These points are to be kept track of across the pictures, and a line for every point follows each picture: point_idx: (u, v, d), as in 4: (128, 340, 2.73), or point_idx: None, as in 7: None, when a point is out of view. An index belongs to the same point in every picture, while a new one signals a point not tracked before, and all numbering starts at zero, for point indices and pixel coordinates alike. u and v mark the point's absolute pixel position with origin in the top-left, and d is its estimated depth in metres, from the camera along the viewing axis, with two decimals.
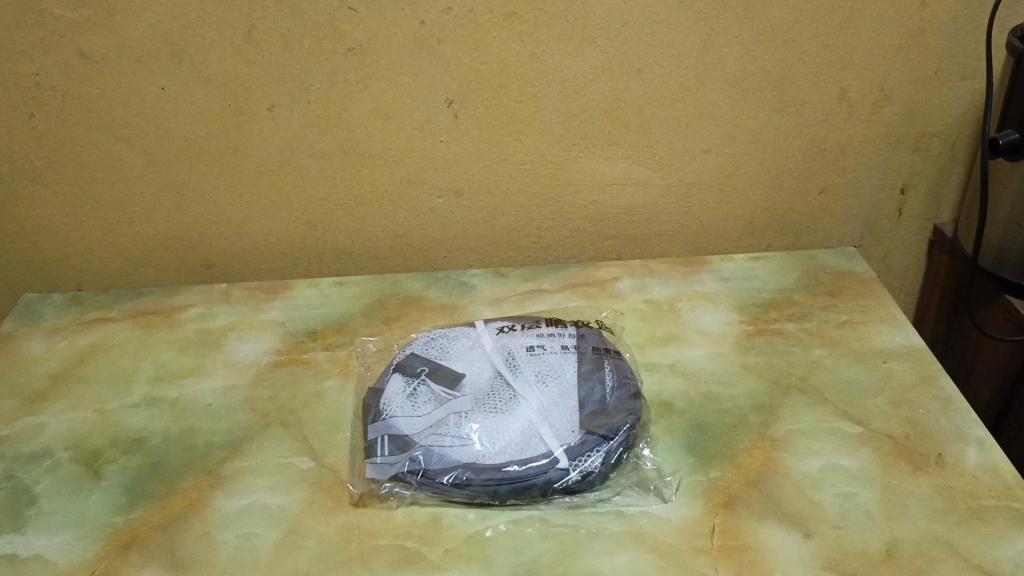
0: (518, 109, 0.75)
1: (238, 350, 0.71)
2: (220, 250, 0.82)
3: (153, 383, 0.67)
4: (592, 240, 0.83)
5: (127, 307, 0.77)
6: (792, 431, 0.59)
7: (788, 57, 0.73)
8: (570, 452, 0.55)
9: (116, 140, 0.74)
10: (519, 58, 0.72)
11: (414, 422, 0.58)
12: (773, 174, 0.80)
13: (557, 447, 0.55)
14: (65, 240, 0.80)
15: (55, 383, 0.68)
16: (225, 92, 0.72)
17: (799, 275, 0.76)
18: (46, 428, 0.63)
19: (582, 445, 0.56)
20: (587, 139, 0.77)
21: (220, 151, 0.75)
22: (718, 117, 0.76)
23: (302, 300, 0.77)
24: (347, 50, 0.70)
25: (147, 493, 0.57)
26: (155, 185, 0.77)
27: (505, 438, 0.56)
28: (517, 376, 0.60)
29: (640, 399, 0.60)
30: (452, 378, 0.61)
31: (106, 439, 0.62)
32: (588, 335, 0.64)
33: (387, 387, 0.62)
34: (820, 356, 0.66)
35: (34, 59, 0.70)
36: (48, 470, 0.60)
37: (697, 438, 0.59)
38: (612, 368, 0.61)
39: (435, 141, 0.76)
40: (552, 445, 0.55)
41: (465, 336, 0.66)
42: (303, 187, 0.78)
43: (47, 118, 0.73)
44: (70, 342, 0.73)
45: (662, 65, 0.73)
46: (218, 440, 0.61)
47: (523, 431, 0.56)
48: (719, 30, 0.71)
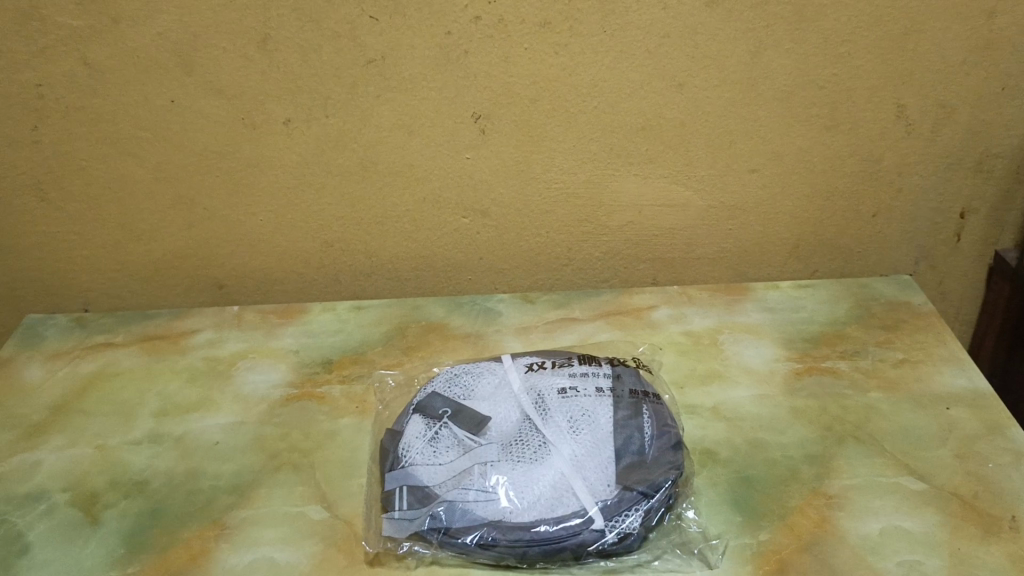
0: (550, 125, 0.70)
1: (248, 381, 0.66)
2: (233, 271, 0.77)
3: (159, 417, 0.63)
4: (625, 264, 0.78)
5: (134, 330, 0.73)
6: (848, 486, 0.54)
7: (843, 71, 0.68)
8: (605, 511, 0.50)
9: (124, 154, 0.70)
10: (552, 71, 0.67)
11: (435, 472, 0.54)
12: (822, 195, 0.75)
13: (591, 505, 0.51)
14: (71, 258, 0.76)
15: (54, 415, 0.64)
16: (238, 105, 0.68)
17: (850, 306, 0.71)
18: (43, 466, 0.59)
19: (619, 503, 0.51)
20: (623, 157, 0.72)
21: (233, 167, 0.71)
22: (764, 135, 0.71)
23: (317, 326, 0.72)
24: (368, 61, 0.66)
25: (146, 544, 0.53)
26: (165, 202, 0.73)
27: (534, 494, 0.51)
28: (547, 422, 0.55)
29: (682, 449, 0.55)
30: (477, 422, 0.57)
31: (106, 480, 0.58)
32: (625, 376, 0.59)
33: (406, 429, 0.57)
34: (877, 400, 0.61)
35: (37, 69, 0.65)
36: (43, 515, 0.55)
37: (744, 492, 0.53)
38: (650, 414, 0.57)
39: (460, 158, 0.71)
40: (586, 502, 0.51)
41: (490, 373, 0.61)
42: (321, 206, 0.73)
43: (50, 132, 0.69)
44: (72, 369, 0.69)
45: (705, 79, 0.68)
46: (224, 484, 0.57)
47: (554, 486, 0.52)
48: (768, 42, 0.66)
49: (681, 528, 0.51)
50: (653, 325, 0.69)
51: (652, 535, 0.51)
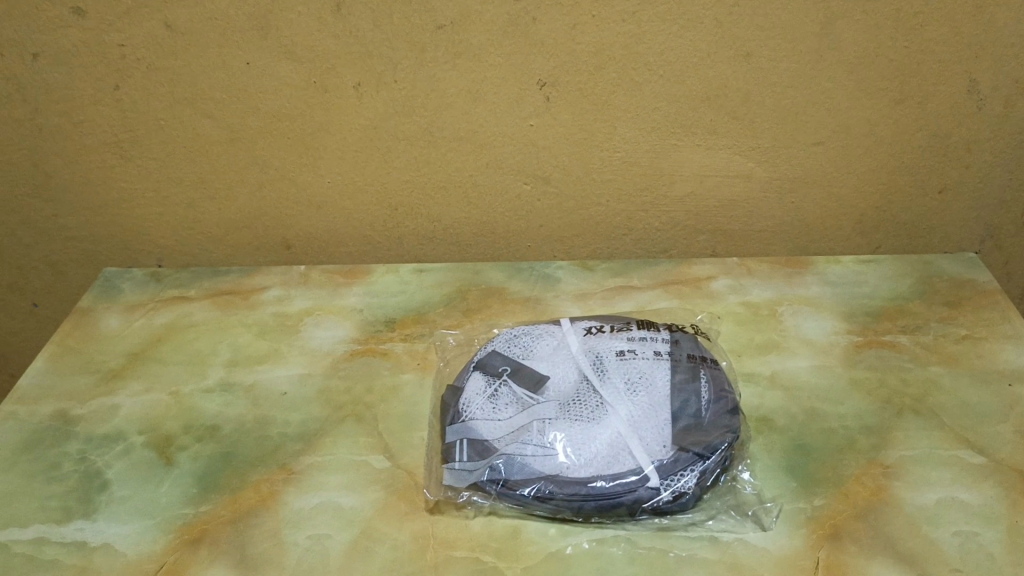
0: (615, 93, 0.70)
1: (314, 337, 0.69)
2: (300, 231, 0.80)
3: (229, 367, 0.66)
4: (685, 235, 0.79)
5: (205, 285, 0.76)
6: (905, 457, 0.54)
7: (915, 43, 0.67)
8: (661, 470, 0.51)
9: (200, 115, 0.72)
10: (619, 39, 0.67)
11: (494, 427, 0.55)
12: (887, 170, 0.74)
13: (647, 464, 0.52)
14: (147, 215, 0.79)
15: (132, 363, 0.67)
16: (311, 68, 0.69)
17: (913, 282, 0.70)
18: (121, 409, 0.63)
19: (675, 463, 0.52)
20: (687, 127, 0.72)
21: (303, 129, 0.73)
22: (831, 108, 0.71)
23: (381, 287, 0.74)
24: (437, 27, 0.67)
25: (218, 484, 0.55)
26: (238, 162, 0.75)
27: (591, 451, 0.53)
28: (605, 383, 0.56)
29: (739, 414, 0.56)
30: (535, 381, 0.58)
31: (180, 424, 0.61)
32: (683, 341, 0.60)
33: (467, 385, 0.59)
34: (937, 374, 0.60)
35: (120, 30, 0.68)
36: (122, 454, 0.58)
37: (800, 459, 0.54)
38: (708, 379, 0.57)
39: (525, 125, 0.72)
40: (642, 461, 0.52)
41: (550, 335, 0.62)
42: (387, 169, 0.75)
43: (131, 91, 0.71)
44: (148, 320, 0.72)
45: (773, 49, 0.67)
46: (292, 432, 0.59)
47: (610, 444, 0.53)
48: (840, 12, 0.65)
49: (737, 489, 0.52)
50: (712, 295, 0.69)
51: (707, 495, 0.52)
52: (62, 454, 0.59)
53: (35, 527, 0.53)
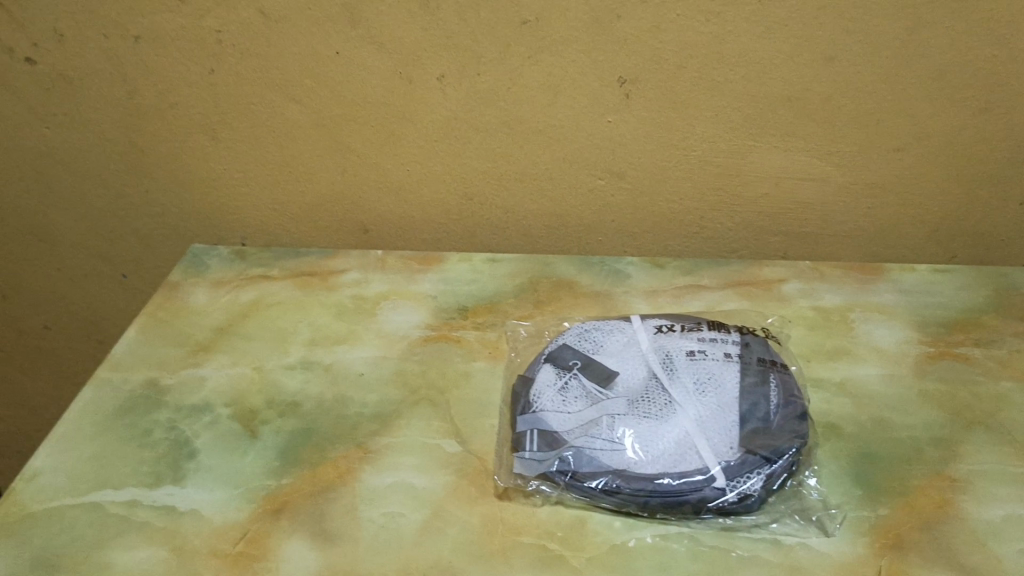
0: (694, 93, 0.71)
1: (390, 320, 0.71)
2: (378, 216, 0.82)
3: (309, 346, 0.69)
4: (756, 235, 0.79)
5: (287, 266, 0.79)
6: (972, 471, 0.54)
7: (1005, 52, 0.66)
8: (728, 470, 0.52)
9: (289, 100, 0.75)
10: (701, 39, 0.68)
11: (564, 419, 0.57)
12: (968, 179, 0.73)
13: (714, 463, 0.53)
14: (233, 195, 0.82)
15: (217, 337, 0.71)
16: (397, 59, 0.71)
17: (989, 295, 0.70)
18: (207, 382, 0.66)
19: (742, 465, 0.53)
20: (765, 129, 0.72)
21: (386, 118, 0.75)
22: (914, 114, 0.70)
23: (454, 275, 0.76)
24: (522, 22, 0.68)
25: (298, 459, 0.58)
26: (322, 147, 0.78)
27: (659, 448, 0.54)
28: (674, 381, 0.58)
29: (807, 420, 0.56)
30: (605, 376, 0.59)
31: (262, 399, 0.64)
32: (754, 344, 0.61)
33: (538, 377, 0.60)
34: (1010, 390, 0.60)
35: (218, 17, 0.71)
36: (208, 425, 0.62)
37: (865, 467, 0.54)
38: (777, 384, 0.58)
39: (602, 121, 0.73)
40: (709, 460, 0.53)
41: (620, 331, 0.64)
42: (465, 159, 0.77)
43: (225, 75, 0.74)
44: (233, 296, 0.75)
45: (858, 54, 0.67)
46: (368, 412, 0.62)
47: (678, 442, 0.54)
48: (929, 19, 0.65)
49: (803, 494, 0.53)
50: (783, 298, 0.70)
51: (773, 498, 0.53)
52: (153, 421, 0.62)
53: (128, 489, 0.57)
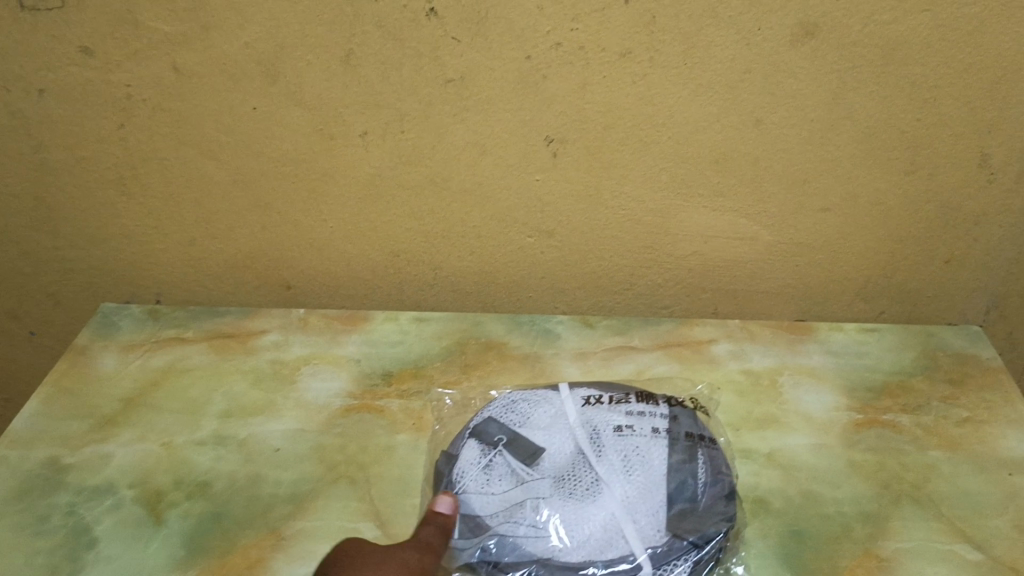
0: (623, 153, 0.70)
1: (310, 388, 0.68)
2: (301, 274, 0.79)
3: (223, 419, 0.65)
4: (688, 292, 0.78)
5: (203, 327, 0.75)
6: (901, 549, 0.53)
7: (928, 115, 0.66)
8: (655, 558, 0.51)
9: (204, 156, 0.72)
10: (629, 101, 0.67)
11: (487, 502, 0.54)
12: (895, 239, 0.74)
13: (641, 550, 0.51)
14: (148, 251, 0.79)
15: (125, 408, 0.67)
16: (318, 116, 0.69)
17: (916, 356, 0.70)
18: (113, 460, 0.62)
19: (668, 551, 0.51)
20: (694, 189, 0.71)
21: (308, 174, 0.72)
22: (840, 175, 0.70)
23: (379, 336, 0.74)
24: (446, 80, 0.66)
25: (207, 547, 0.55)
26: (240, 204, 0.75)
27: (585, 532, 0.52)
28: (601, 459, 0.56)
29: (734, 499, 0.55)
30: (531, 453, 0.57)
31: (171, 479, 0.60)
32: (681, 417, 0.59)
33: (461, 455, 0.58)
34: (937, 459, 0.60)
35: (127, 71, 0.67)
36: (111, 509, 0.58)
37: (794, 547, 0.53)
38: (705, 460, 0.56)
39: (531, 180, 0.71)
40: (635, 545, 0.51)
41: (547, 402, 0.61)
42: (391, 217, 0.75)
43: (136, 130, 0.71)
44: (143, 362, 0.72)
45: (784, 116, 0.67)
46: (283, 493, 0.59)
47: (603, 526, 0.52)
48: (853, 83, 0.65)
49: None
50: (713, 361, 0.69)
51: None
52: (51, 505, 0.58)
53: None
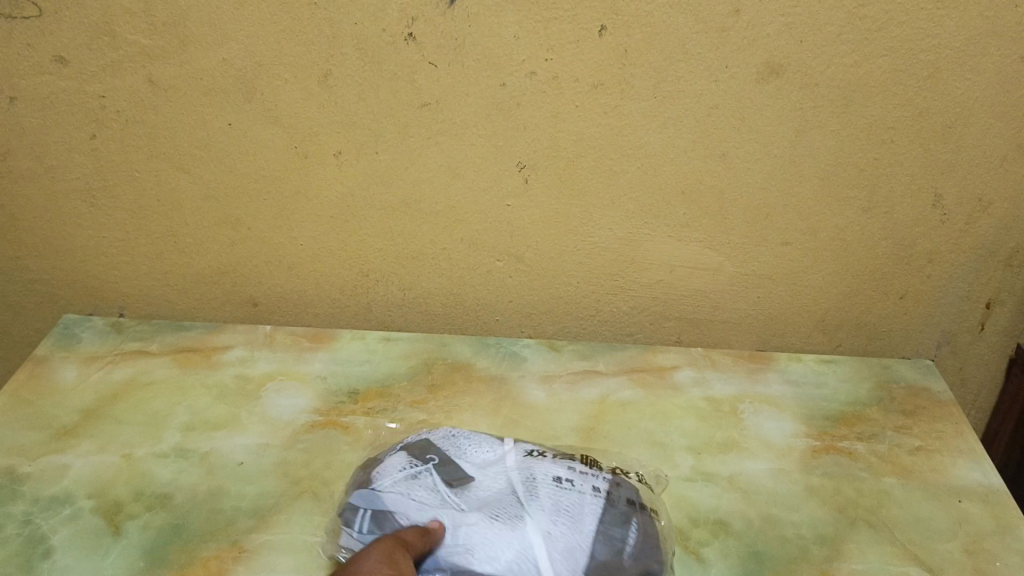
0: (592, 181, 0.71)
1: (275, 403, 0.68)
2: (269, 291, 0.79)
3: (186, 432, 0.65)
4: (652, 320, 0.80)
5: (168, 340, 0.75)
6: (855, 571, 0.54)
7: (884, 156, 0.69)
8: None
9: (176, 170, 0.72)
10: (599, 130, 0.68)
11: (401, 501, 0.54)
12: (852, 273, 0.76)
13: None
14: (113, 264, 0.78)
15: (85, 419, 0.66)
16: (293, 134, 0.69)
17: (872, 387, 0.72)
18: (70, 470, 0.61)
19: None
20: (660, 219, 0.73)
21: (280, 192, 0.73)
22: (801, 210, 0.72)
23: (345, 355, 0.74)
24: (422, 104, 0.67)
25: (166, 559, 0.54)
26: (211, 219, 0.75)
27: (498, 551, 0.51)
28: (530, 500, 0.53)
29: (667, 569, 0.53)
30: (460, 479, 0.56)
31: (130, 491, 0.59)
32: (624, 485, 0.57)
33: (387, 463, 0.57)
34: (891, 486, 0.61)
35: (102, 82, 0.67)
36: (68, 520, 0.57)
37: (754, 568, 0.54)
38: (638, 527, 0.53)
39: (501, 205, 0.73)
40: (545, 574, 0.50)
41: (489, 446, 0.59)
42: (361, 237, 0.75)
43: (108, 142, 0.71)
44: (105, 374, 0.71)
45: (749, 151, 0.69)
46: (246, 506, 0.58)
47: (517, 550, 0.50)
48: (815, 121, 0.67)
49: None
50: (675, 388, 0.70)
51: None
52: (5, 515, 0.57)
53: None
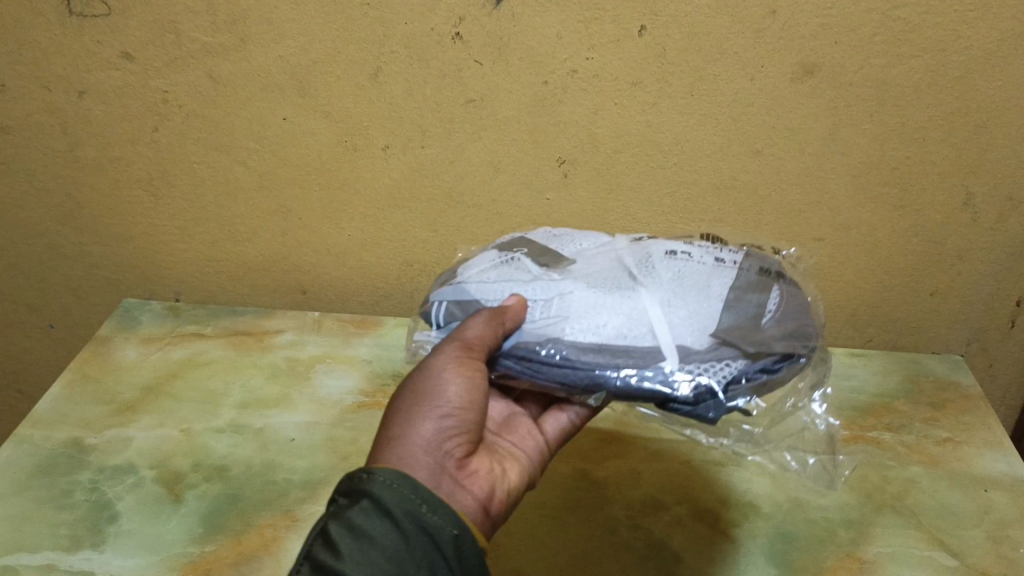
0: (630, 177, 0.74)
1: (324, 385, 0.71)
2: (318, 279, 0.83)
3: (240, 410, 0.68)
4: None
5: (222, 324, 0.79)
6: (881, 553, 0.56)
7: (917, 154, 0.71)
8: (689, 357, 0.47)
9: (233, 162, 0.76)
10: (637, 127, 0.71)
11: (484, 287, 0.52)
12: (884, 269, 0.78)
13: (671, 343, 0.47)
14: (171, 250, 0.82)
15: (146, 395, 0.70)
16: (343, 128, 0.73)
17: (901, 381, 0.74)
18: (133, 442, 0.65)
19: (709, 352, 0.47)
20: (695, 214, 0.76)
21: (330, 183, 0.76)
22: (833, 207, 0.74)
23: (390, 340, 0.77)
24: (467, 100, 0.70)
25: (224, 526, 0.57)
26: (264, 209, 0.78)
27: (606, 320, 0.49)
28: (648, 273, 0.51)
29: (805, 340, 0.51)
30: (557, 259, 0.54)
31: (189, 462, 0.63)
32: (754, 255, 0.55)
33: (477, 259, 0.56)
34: (918, 474, 0.63)
35: (166, 77, 0.71)
36: (132, 487, 0.61)
37: (781, 548, 0.57)
38: (778, 295, 0.52)
39: (541, 198, 0.76)
40: (663, 340, 0.48)
41: (593, 235, 0.58)
42: (407, 228, 0.79)
43: (169, 134, 0.74)
44: (164, 355, 0.75)
45: (783, 148, 0.71)
46: (297, 479, 0.61)
47: (628, 315, 0.48)
48: (849, 120, 0.69)
49: (798, 429, 0.57)
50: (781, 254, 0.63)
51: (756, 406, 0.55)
52: (74, 482, 0.61)
53: (44, 553, 0.55)
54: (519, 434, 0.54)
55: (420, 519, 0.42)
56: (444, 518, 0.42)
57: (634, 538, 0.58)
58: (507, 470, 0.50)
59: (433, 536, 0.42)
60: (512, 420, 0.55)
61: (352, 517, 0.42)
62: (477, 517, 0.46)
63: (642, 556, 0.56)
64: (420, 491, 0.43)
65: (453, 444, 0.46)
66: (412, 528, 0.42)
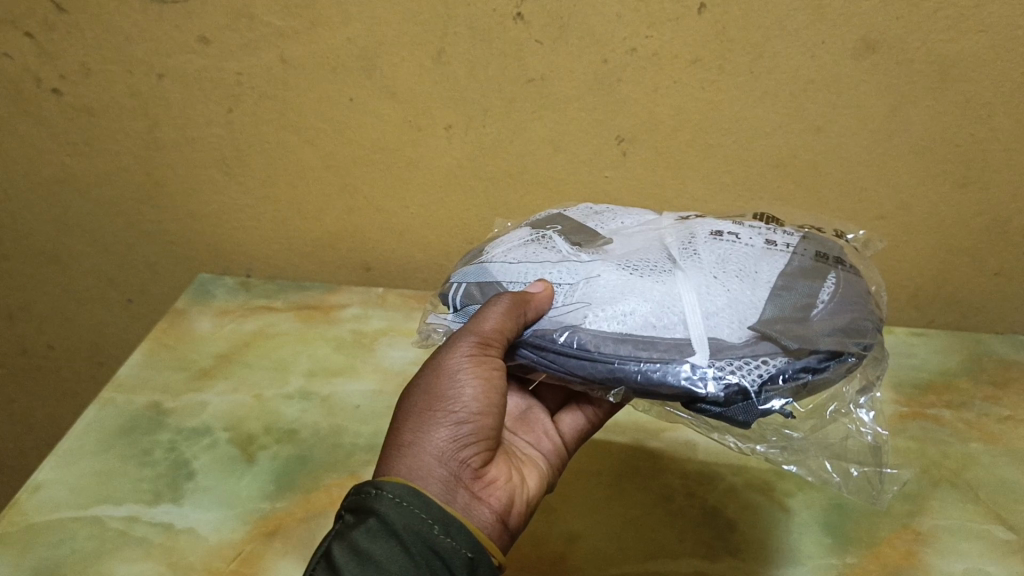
0: (689, 155, 0.75)
1: (389, 355, 0.74)
2: (383, 256, 0.87)
3: (308, 377, 0.72)
4: None
5: (290, 298, 0.82)
6: (937, 526, 0.56)
7: (981, 131, 0.70)
8: (721, 353, 0.44)
9: (302, 142, 0.79)
10: (697, 105, 0.71)
11: (509, 269, 0.51)
12: (946, 249, 0.77)
13: (702, 335, 0.44)
14: (243, 227, 0.86)
15: (221, 363, 0.74)
16: (408, 108, 0.75)
17: (962, 359, 0.73)
18: (208, 406, 0.68)
19: (747, 350, 0.44)
20: (753, 192, 0.76)
21: (395, 162, 0.79)
22: (895, 185, 0.74)
23: None
24: (527, 80, 0.72)
25: (293, 485, 0.60)
26: (333, 187, 0.81)
27: (632, 306, 0.46)
28: (687, 257, 0.50)
29: (858, 337, 0.47)
30: (592, 238, 0.54)
31: (261, 426, 0.66)
32: (812, 240, 0.53)
33: (509, 237, 0.56)
34: (977, 451, 0.63)
35: (240, 60, 0.74)
36: (207, 448, 0.64)
37: (835, 518, 0.57)
38: (835, 283, 0.49)
39: (601, 175, 0.77)
40: (694, 333, 0.45)
41: (636, 218, 0.58)
42: (469, 206, 0.81)
43: (242, 115, 0.78)
44: (237, 326, 0.78)
45: (844, 125, 0.71)
46: (363, 443, 0.64)
47: (658, 301, 0.46)
48: (911, 96, 0.69)
49: (842, 438, 0.51)
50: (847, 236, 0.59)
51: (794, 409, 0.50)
52: (154, 442, 0.65)
53: (127, 505, 0.59)
54: (535, 434, 0.55)
55: (433, 542, 0.41)
56: (457, 541, 0.42)
57: (689, 506, 0.59)
58: (521, 474, 0.51)
59: (446, 561, 0.41)
60: (529, 416, 0.56)
61: (359, 539, 0.41)
62: (492, 530, 0.46)
63: (697, 522, 0.58)
64: (434, 513, 0.42)
65: (470, 453, 0.46)
66: (423, 552, 0.41)
